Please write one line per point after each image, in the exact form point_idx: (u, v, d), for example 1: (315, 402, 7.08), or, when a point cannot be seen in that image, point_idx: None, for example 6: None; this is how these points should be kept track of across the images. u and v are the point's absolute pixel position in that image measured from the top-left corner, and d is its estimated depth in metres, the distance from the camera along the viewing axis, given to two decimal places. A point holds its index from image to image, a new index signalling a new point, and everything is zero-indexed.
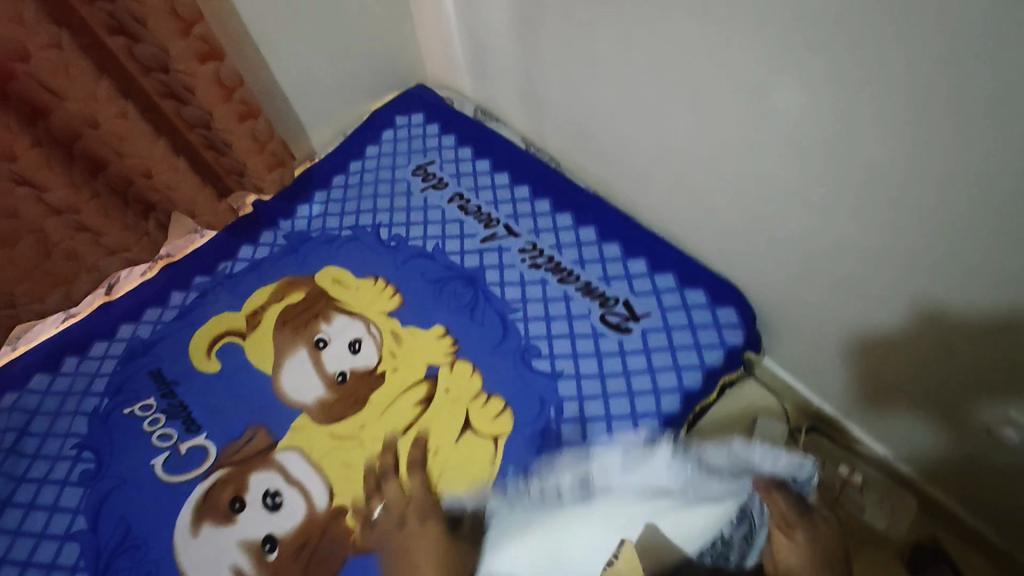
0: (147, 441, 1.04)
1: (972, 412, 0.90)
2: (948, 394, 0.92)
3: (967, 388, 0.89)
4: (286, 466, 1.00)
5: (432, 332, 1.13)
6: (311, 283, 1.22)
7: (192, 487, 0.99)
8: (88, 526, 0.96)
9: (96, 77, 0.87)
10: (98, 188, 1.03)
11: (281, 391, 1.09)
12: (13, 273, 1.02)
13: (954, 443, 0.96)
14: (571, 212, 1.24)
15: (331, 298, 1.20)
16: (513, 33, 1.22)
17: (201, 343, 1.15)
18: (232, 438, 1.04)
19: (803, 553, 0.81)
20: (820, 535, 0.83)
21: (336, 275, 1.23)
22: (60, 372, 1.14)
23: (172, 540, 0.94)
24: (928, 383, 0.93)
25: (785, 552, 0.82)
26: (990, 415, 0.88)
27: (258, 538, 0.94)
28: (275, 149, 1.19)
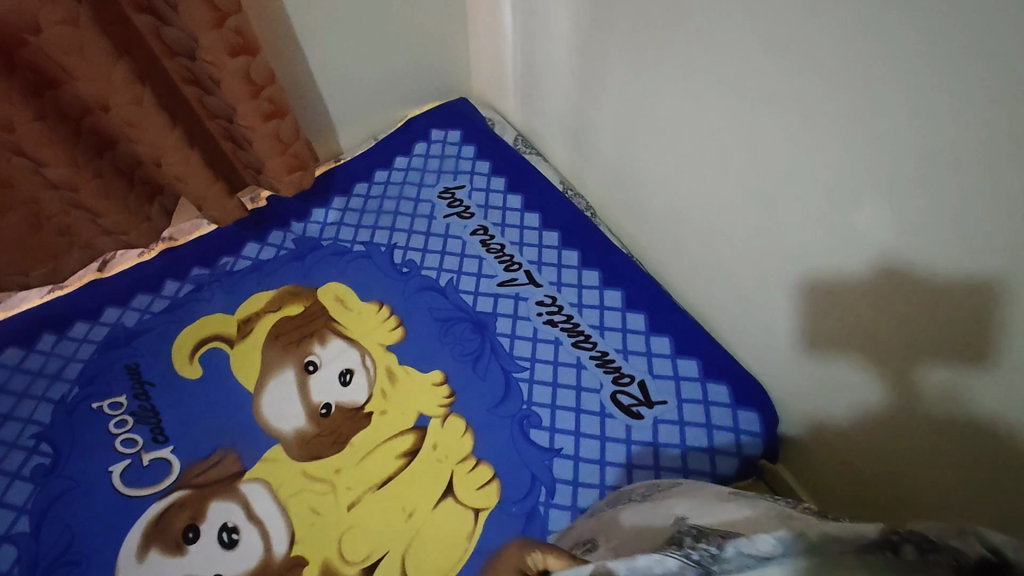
0: (111, 443, 0.97)
1: (916, 368, 0.75)
2: (893, 346, 0.77)
3: (915, 339, 0.73)
4: (250, 500, 0.93)
5: (430, 377, 1.05)
6: (311, 297, 1.15)
7: (146, 505, 0.92)
8: (30, 529, 0.89)
9: (112, 59, 0.80)
10: (102, 168, 0.95)
11: (259, 413, 1.01)
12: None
13: (885, 402, 0.81)
14: (599, 270, 1.15)
15: (330, 318, 1.12)
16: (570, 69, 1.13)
17: (186, 344, 1.08)
18: (199, 456, 0.97)
19: None
20: None
21: (338, 293, 1.15)
22: (34, 349, 1.07)
23: (115, 561, 0.88)
24: (875, 333, 0.78)
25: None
26: (932, 376, 0.73)
27: None
28: (297, 151, 1.10)
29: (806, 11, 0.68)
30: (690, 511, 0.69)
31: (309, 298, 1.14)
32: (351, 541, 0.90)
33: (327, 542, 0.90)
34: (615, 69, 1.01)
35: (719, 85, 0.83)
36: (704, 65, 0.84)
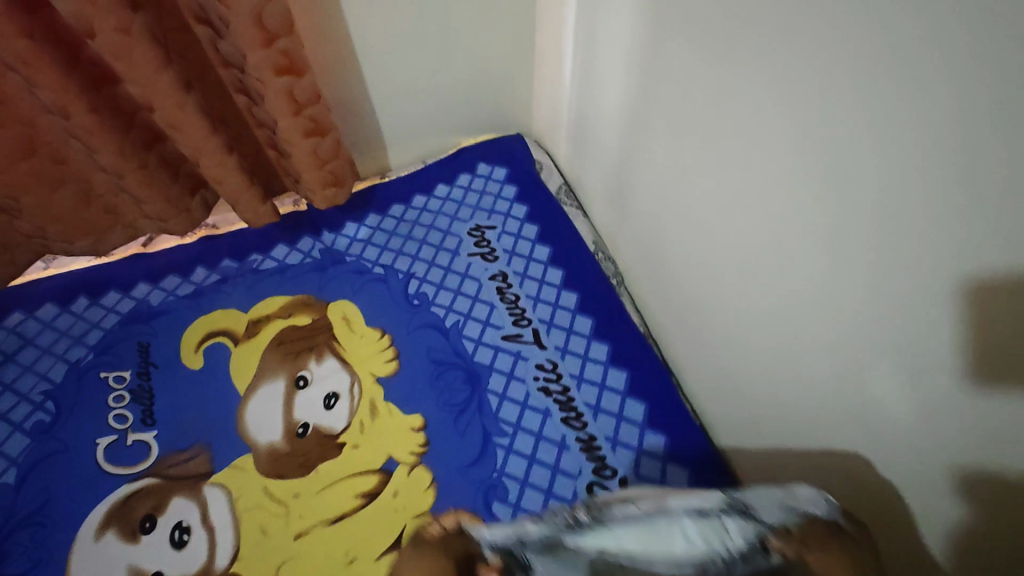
0: (105, 416, 1.03)
1: None
2: None
3: None
4: (208, 504, 0.95)
5: (410, 422, 1.02)
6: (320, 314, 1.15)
7: (118, 484, 0.96)
8: (15, 482, 0.96)
9: (160, 67, 0.83)
10: (148, 160, 0.99)
11: (242, 418, 1.03)
12: (50, 214, 1.02)
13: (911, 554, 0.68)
14: (610, 345, 1.08)
15: (332, 339, 1.12)
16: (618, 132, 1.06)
17: (196, 335, 1.12)
18: (177, 448, 1.00)
19: None
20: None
21: (346, 314, 1.15)
22: (68, 309, 1.15)
23: (76, 533, 0.92)
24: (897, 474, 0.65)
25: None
26: None
27: (148, 571, 0.89)
28: (334, 169, 1.11)
29: (841, 147, 0.58)
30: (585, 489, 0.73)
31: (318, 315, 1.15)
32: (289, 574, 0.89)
33: (267, 568, 0.89)
34: (653, 149, 0.94)
35: (745, 199, 0.74)
36: (731, 173, 0.75)
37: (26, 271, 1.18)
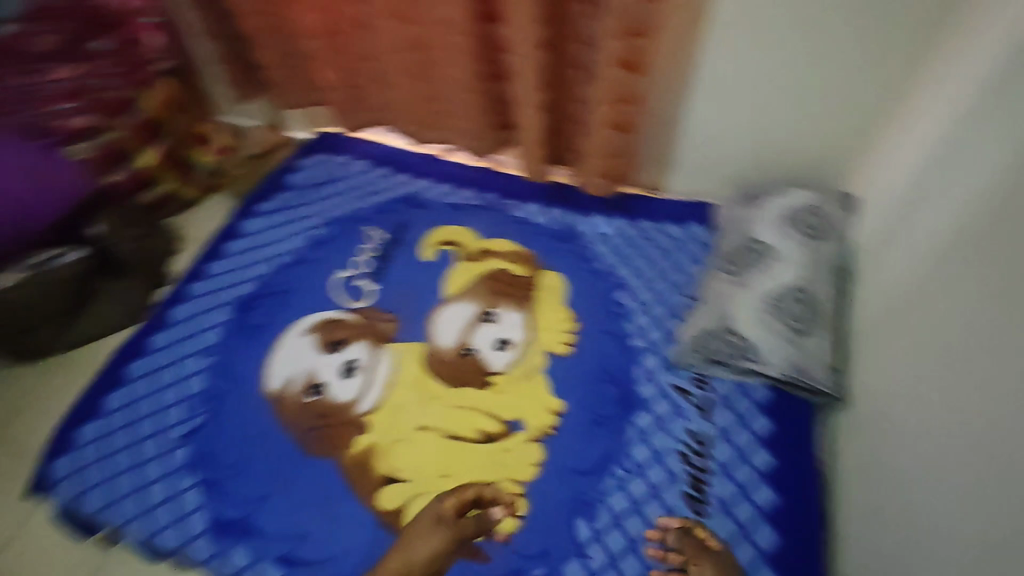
0: (352, 256, 1.28)
1: None
2: None
3: None
4: (376, 362, 1.13)
5: (428, 553, 0.91)
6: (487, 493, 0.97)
7: (332, 308, 1.20)
8: (280, 265, 1.26)
9: (533, 24, 0.98)
10: (484, 88, 1.19)
11: (432, 316, 1.19)
12: (403, 97, 1.29)
13: None
14: (775, 460, 0.98)
15: (481, 517, 0.95)
16: (904, 268, 0.94)
17: (438, 237, 1.32)
18: (381, 308, 1.20)
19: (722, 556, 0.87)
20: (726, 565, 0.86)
21: (479, 492, 0.97)
22: (372, 170, 1.44)
23: (291, 323, 1.17)
24: None
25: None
26: None
27: (313, 381, 1.09)
28: (616, 164, 1.20)
29: None
30: (747, 288, 1.05)
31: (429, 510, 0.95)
32: (395, 452, 1.02)
33: (383, 435, 1.04)
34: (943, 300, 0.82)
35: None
36: None
37: (363, 131, 1.50)
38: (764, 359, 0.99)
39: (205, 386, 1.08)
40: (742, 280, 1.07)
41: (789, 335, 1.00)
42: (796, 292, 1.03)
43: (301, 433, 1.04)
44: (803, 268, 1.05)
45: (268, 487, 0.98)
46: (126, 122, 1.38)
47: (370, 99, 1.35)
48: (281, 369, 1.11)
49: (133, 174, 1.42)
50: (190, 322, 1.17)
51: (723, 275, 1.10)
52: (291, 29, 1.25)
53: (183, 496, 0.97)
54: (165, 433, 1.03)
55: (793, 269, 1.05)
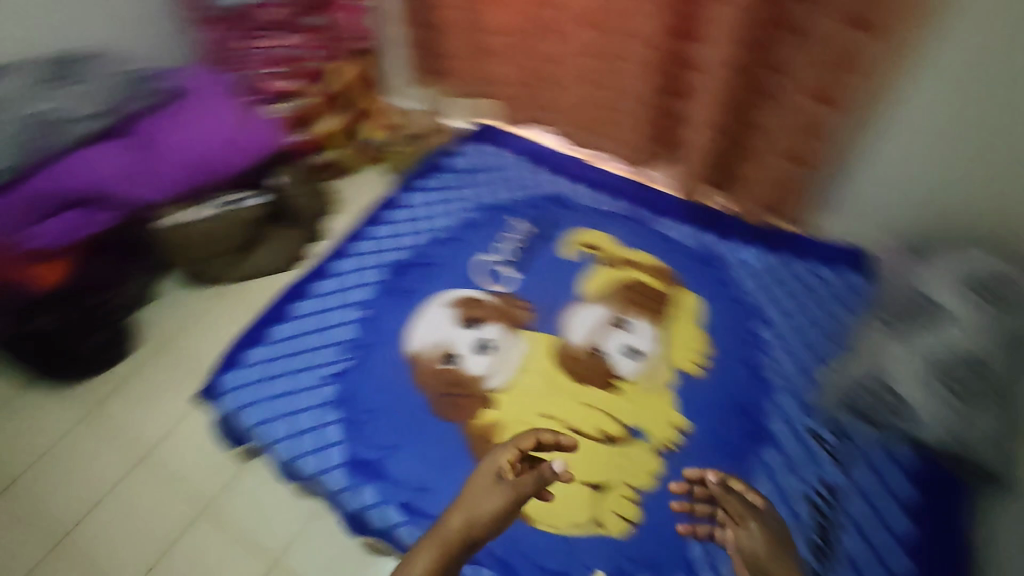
0: (496, 242, 1.35)
1: None
2: None
3: None
4: (507, 344, 1.18)
5: (494, 507, 0.85)
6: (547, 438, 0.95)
7: (473, 287, 1.27)
8: (430, 239, 1.35)
9: (731, 48, 1.00)
10: (658, 103, 1.24)
11: (565, 312, 1.23)
12: (571, 103, 1.35)
13: None
14: (912, 528, 0.94)
15: (540, 460, 0.94)
16: None
17: (578, 239, 1.36)
18: (519, 296, 1.26)
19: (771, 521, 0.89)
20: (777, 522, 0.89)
21: (539, 439, 0.94)
22: (524, 166, 1.50)
23: (433, 294, 1.25)
24: None
25: (745, 539, 0.87)
26: None
27: (449, 350, 1.17)
28: (780, 196, 1.20)
29: None
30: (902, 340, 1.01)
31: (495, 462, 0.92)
32: (516, 432, 1.07)
33: (507, 414, 1.09)
34: None
35: None
36: None
37: (519, 128, 1.57)
38: (908, 419, 0.97)
39: (354, 336, 1.18)
40: (898, 331, 1.02)
41: (945, 400, 0.95)
42: (961, 355, 0.97)
43: (432, 395, 1.11)
44: (974, 328, 0.99)
45: (397, 439, 1.06)
46: (319, 91, 1.54)
47: (538, 99, 1.40)
48: (422, 334, 1.19)
49: (314, 138, 1.57)
50: (349, 275, 1.28)
51: (879, 322, 1.06)
52: (482, 24, 1.32)
53: (324, 430, 1.07)
54: (316, 370, 1.14)
55: (962, 330, 0.99)
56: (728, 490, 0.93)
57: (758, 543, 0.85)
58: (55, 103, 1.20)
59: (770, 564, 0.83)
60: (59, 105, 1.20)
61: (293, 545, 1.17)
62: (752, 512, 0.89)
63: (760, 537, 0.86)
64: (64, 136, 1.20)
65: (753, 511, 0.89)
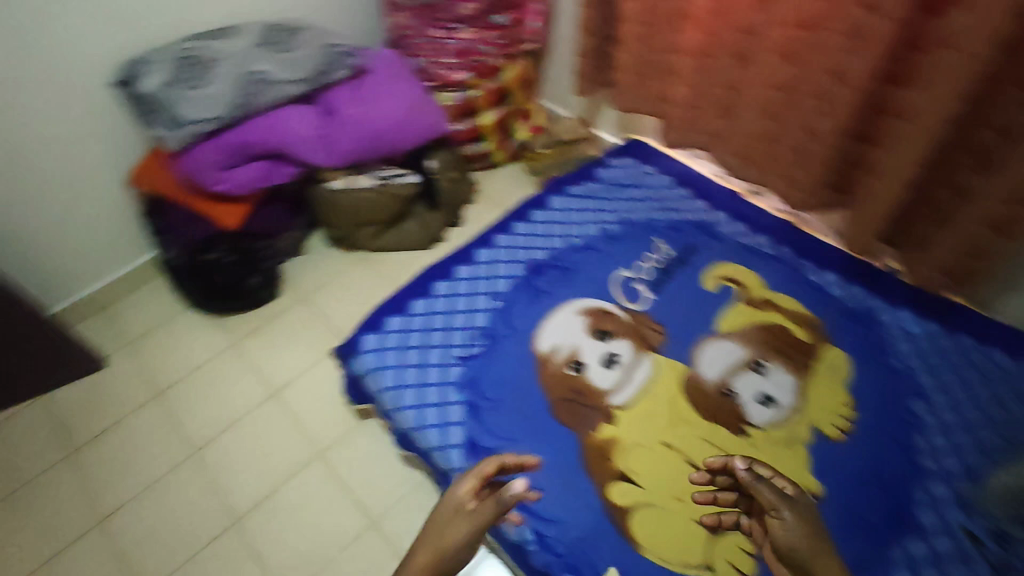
0: (637, 260, 1.33)
1: None
2: None
3: None
4: (635, 364, 1.17)
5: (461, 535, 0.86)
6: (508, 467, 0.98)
7: (609, 300, 1.26)
8: (573, 246, 1.36)
9: (951, 96, 0.93)
10: (842, 145, 1.16)
11: (701, 345, 1.20)
12: (741, 133, 1.30)
13: None
14: None
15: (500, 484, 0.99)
16: None
17: (722, 271, 1.31)
18: (654, 318, 1.24)
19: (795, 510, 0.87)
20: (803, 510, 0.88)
21: (501, 463, 0.98)
22: (674, 189, 1.48)
23: (569, 300, 1.26)
24: None
25: (780, 528, 0.87)
26: None
27: (578, 357, 1.17)
28: (967, 265, 1.09)
29: None
30: None
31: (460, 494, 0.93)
32: (636, 455, 1.06)
33: (628, 435, 1.08)
34: None
35: None
36: None
37: (674, 150, 1.54)
38: None
39: (486, 324, 1.21)
40: None
41: None
42: None
43: (556, 399, 1.11)
44: None
45: (516, 434, 1.07)
46: (488, 85, 1.59)
47: (707, 124, 1.35)
48: (553, 335, 1.20)
49: (473, 127, 1.64)
50: (490, 265, 1.31)
51: None
52: (667, 44, 1.30)
53: (448, 407, 1.10)
54: (448, 349, 1.17)
55: None
56: (758, 478, 0.90)
57: (794, 536, 0.84)
58: (267, 66, 1.30)
59: (809, 555, 0.83)
60: (270, 68, 1.31)
61: (397, 508, 1.24)
62: (784, 500, 0.88)
63: (797, 528, 0.85)
64: (267, 97, 1.30)
65: (785, 500, 0.88)
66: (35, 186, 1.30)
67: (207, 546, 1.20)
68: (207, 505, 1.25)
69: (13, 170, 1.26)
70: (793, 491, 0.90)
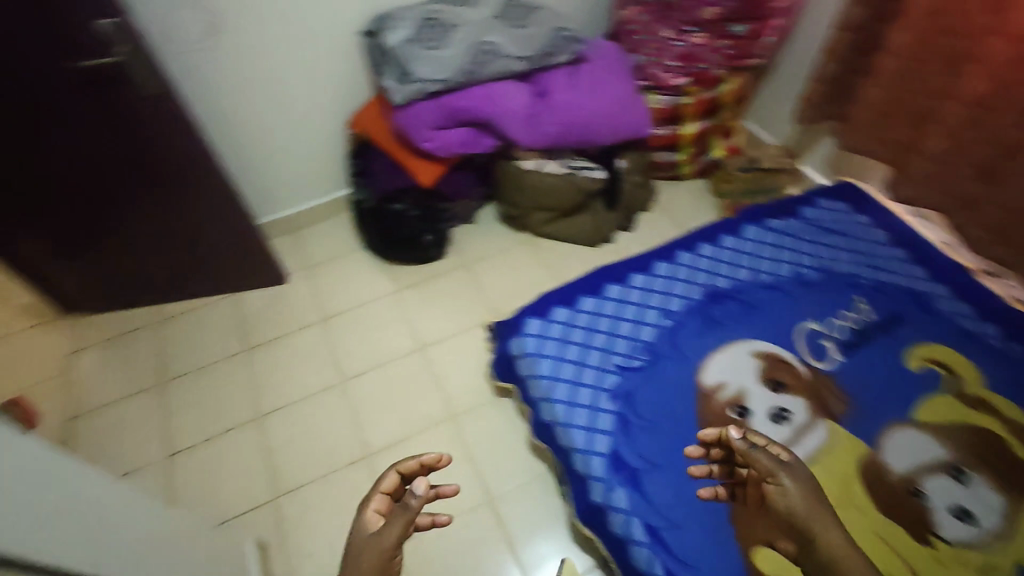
0: (829, 315, 1.21)
1: None
2: None
3: None
4: (808, 428, 1.07)
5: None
6: (408, 468, 0.76)
7: (789, 351, 1.16)
8: (758, 283, 1.26)
9: None
10: None
11: (890, 429, 1.06)
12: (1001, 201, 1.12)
13: None
14: None
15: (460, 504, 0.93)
16: None
17: (932, 352, 1.15)
18: (838, 384, 1.12)
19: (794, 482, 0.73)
20: (804, 479, 0.73)
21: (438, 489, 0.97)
22: (887, 247, 1.31)
23: (745, 339, 1.17)
24: None
25: (778, 497, 0.72)
26: None
27: (744, 402, 1.09)
28: None
29: None
30: None
31: (368, 522, 0.73)
32: None
33: None
34: None
35: None
36: None
37: (897, 204, 1.37)
38: None
39: (652, 340, 1.16)
40: None
41: None
42: None
43: None
44: None
45: (664, 461, 1.02)
46: (702, 95, 1.52)
47: (955, 183, 1.18)
48: (721, 371, 1.13)
49: (673, 134, 1.59)
50: (666, 281, 1.25)
51: None
52: (934, 86, 1.14)
53: (599, 414, 1.07)
54: (609, 354, 1.14)
55: None
56: (753, 445, 0.74)
57: (796, 503, 0.71)
58: (500, 39, 1.34)
59: (812, 523, 0.71)
60: (503, 41, 1.34)
61: (515, 492, 1.23)
62: (781, 465, 0.73)
63: (798, 495, 0.71)
64: (492, 69, 1.34)
65: (784, 465, 0.73)
66: (274, 112, 1.45)
67: (337, 470, 1.28)
68: (344, 432, 1.33)
69: (262, 95, 1.40)
70: (789, 458, 0.75)
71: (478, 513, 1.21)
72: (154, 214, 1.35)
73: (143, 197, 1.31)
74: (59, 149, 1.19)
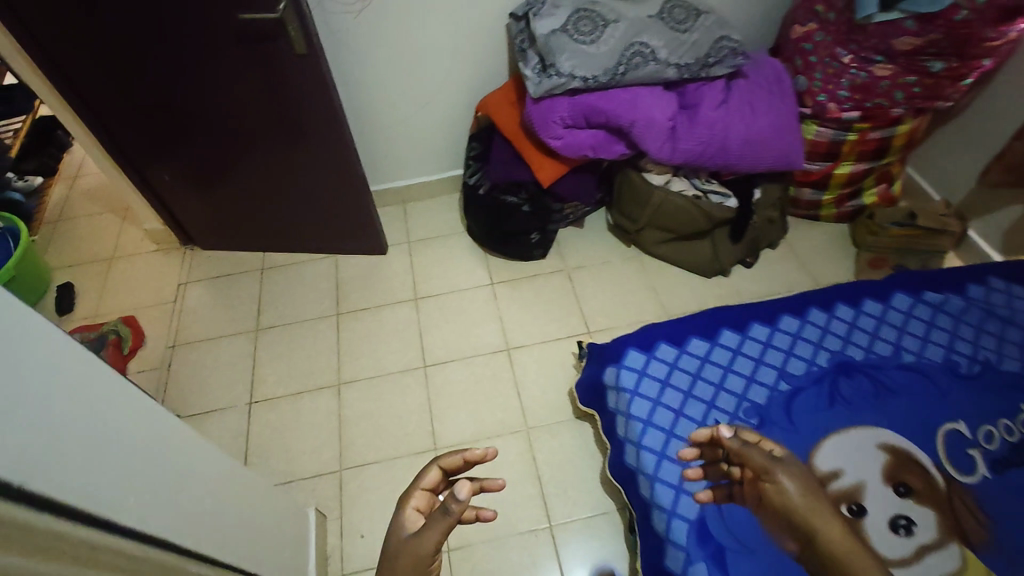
0: (984, 420, 1.03)
1: None
2: None
3: None
4: (933, 548, 0.92)
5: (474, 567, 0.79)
6: (451, 464, 0.68)
7: (926, 452, 1.00)
8: (901, 362, 1.10)
9: None
10: None
11: None
12: None
13: None
14: None
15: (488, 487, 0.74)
16: None
17: None
18: (980, 504, 0.96)
19: (795, 479, 0.65)
20: (806, 476, 0.66)
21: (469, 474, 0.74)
22: None
23: (874, 425, 1.03)
24: None
25: (776, 496, 0.65)
26: None
27: (860, 499, 0.96)
28: None
29: None
30: None
31: (407, 523, 0.65)
32: None
33: None
34: None
35: None
36: None
37: None
38: None
39: (763, 403, 1.05)
40: None
41: None
42: None
43: None
44: None
45: (755, 544, 0.92)
46: (870, 135, 1.35)
47: None
48: (838, 456, 0.99)
49: (825, 171, 1.43)
50: (790, 339, 1.12)
51: None
52: None
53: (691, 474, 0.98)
54: (712, 409, 1.04)
55: None
56: (745, 442, 0.68)
57: (794, 500, 0.63)
58: (657, 41, 1.24)
59: (812, 520, 0.62)
60: (658, 43, 1.24)
61: (579, 524, 1.16)
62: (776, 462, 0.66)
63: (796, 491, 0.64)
64: (641, 72, 1.24)
65: (780, 462, 0.66)
66: (408, 84, 1.43)
67: (405, 456, 1.26)
68: (417, 419, 1.31)
69: (400, 66, 1.38)
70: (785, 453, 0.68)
71: (537, 536, 1.15)
72: (280, 168, 1.38)
73: (272, 150, 1.34)
74: (207, 92, 1.22)
